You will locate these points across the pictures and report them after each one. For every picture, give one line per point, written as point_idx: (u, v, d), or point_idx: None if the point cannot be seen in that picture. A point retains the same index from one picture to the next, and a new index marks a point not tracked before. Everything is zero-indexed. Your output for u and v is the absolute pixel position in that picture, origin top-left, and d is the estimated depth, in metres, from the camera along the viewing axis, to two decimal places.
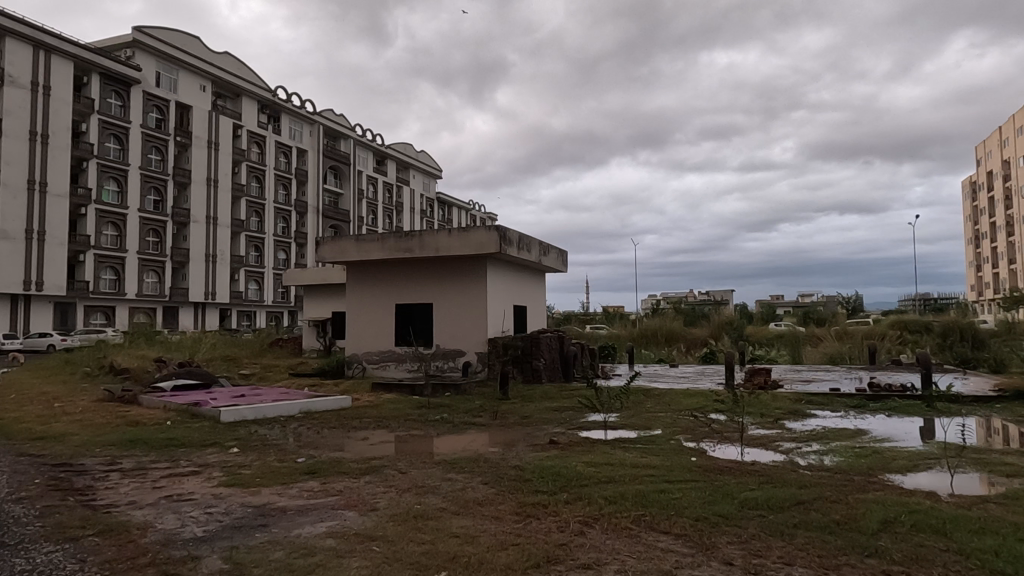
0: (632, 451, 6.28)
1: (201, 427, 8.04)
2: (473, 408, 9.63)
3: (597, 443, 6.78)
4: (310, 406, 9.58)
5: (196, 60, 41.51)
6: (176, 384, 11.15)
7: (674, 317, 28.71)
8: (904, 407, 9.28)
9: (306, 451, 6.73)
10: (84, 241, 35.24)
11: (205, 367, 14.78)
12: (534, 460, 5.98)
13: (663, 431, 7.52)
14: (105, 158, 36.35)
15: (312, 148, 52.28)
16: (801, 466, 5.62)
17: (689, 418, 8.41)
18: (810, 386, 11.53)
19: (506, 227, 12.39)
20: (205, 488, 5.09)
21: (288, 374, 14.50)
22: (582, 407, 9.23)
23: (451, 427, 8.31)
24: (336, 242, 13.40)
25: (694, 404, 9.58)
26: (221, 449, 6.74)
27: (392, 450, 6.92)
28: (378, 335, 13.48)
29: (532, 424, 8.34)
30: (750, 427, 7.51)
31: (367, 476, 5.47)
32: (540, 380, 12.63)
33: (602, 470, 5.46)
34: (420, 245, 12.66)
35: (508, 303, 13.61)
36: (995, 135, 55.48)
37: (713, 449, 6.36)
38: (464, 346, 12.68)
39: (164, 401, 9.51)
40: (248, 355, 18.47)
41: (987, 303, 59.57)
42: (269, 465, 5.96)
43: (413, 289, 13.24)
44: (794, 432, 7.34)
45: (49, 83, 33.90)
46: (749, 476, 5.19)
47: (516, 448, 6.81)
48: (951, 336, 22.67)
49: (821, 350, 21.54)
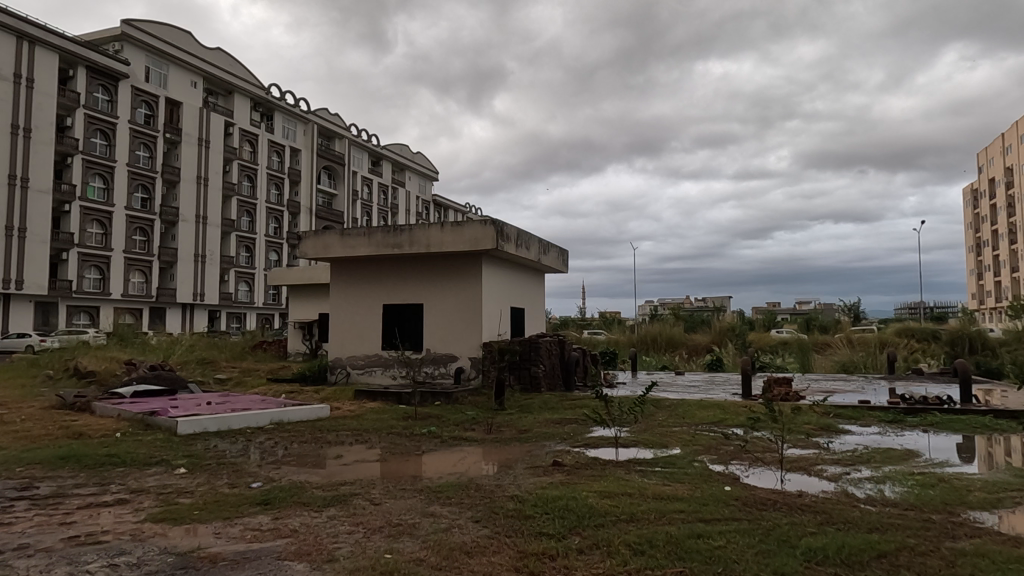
0: (652, 478, 5.29)
1: (151, 441, 7.00)
2: (465, 420, 8.62)
3: (609, 465, 5.81)
4: (282, 417, 8.53)
5: (187, 55, 40.52)
6: (137, 390, 10.12)
7: (674, 323, 27.85)
8: (945, 422, 8.33)
9: (268, 473, 5.71)
10: (67, 238, 34.12)
11: (178, 371, 13.70)
12: (534, 488, 4.99)
13: (683, 451, 6.55)
14: (91, 153, 35.25)
15: (305, 147, 51.23)
16: (859, 499, 4.64)
17: (710, 434, 7.46)
18: (833, 398, 10.53)
19: (504, 221, 11.40)
20: (124, 526, 4.08)
21: (266, 379, 13.46)
22: (587, 420, 8.26)
23: (441, 442, 7.32)
24: (319, 236, 12.34)
25: (710, 417, 8.64)
26: (168, 469, 5.71)
27: (368, 471, 5.92)
28: (364, 339, 12.47)
29: (532, 440, 7.35)
30: (784, 446, 6.56)
31: (331, 508, 4.47)
32: (539, 388, 11.55)
33: (619, 502, 4.49)
34: (409, 240, 11.68)
35: (505, 306, 12.61)
36: (997, 142, 54.88)
37: (747, 477, 5.41)
38: (456, 350, 11.70)
39: (117, 409, 8.49)
40: (228, 358, 17.38)
41: (990, 313, 58.57)
42: (215, 492, 4.93)
43: (402, 288, 12.25)
44: (833, 452, 6.39)
45: (32, 75, 32.83)
46: (802, 513, 4.22)
47: (513, 471, 5.82)
48: (964, 345, 21.76)
49: (830, 358, 20.61)
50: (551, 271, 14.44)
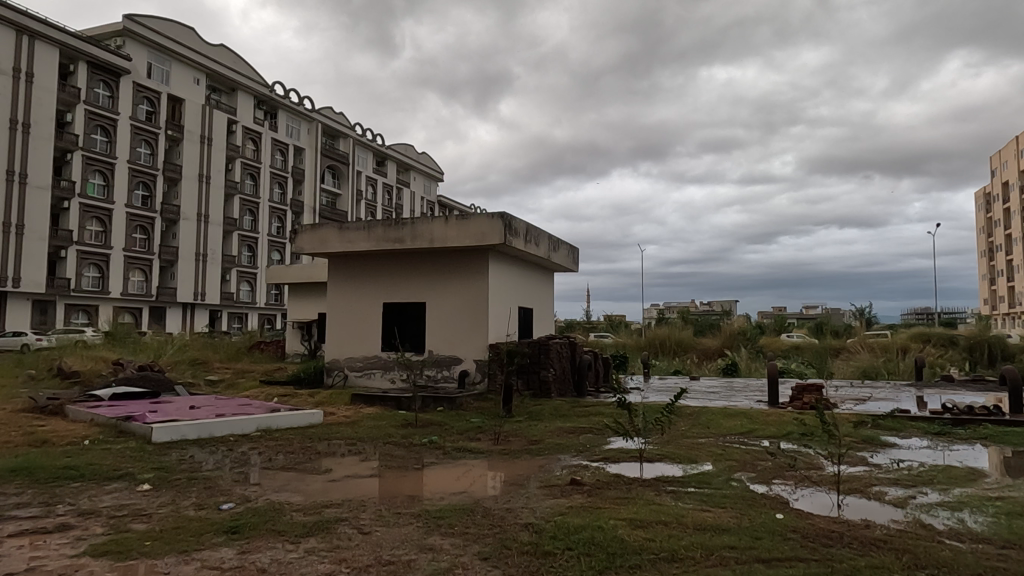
0: (690, 502, 4.57)
1: (120, 450, 6.28)
2: (471, 428, 7.90)
3: (635, 485, 5.06)
4: (270, 423, 7.83)
5: (189, 51, 39.96)
6: (117, 392, 9.42)
7: (684, 326, 27.09)
8: (1000, 434, 7.57)
9: (246, 491, 4.98)
10: (65, 236, 33.49)
11: (168, 372, 13.02)
12: (552, 513, 4.26)
13: (716, 467, 5.81)
14: (91, 149, 34.66)
15: (309, 146, 50.69)
16: (944, 534, 3.88)
17: (745, 447, 6.74)
18: (869, 406, 9.77)
19: (512, 215, 10.67)
20: (54, 562, 3.36)
21: (260, 381, 12.77)
22: (606, 430, 7.55)
23: (443, 454, 6.59)
24: (317, 229, 11.65)
25: (738, 428, 7.93)
26: (132, 485, 5.00)
27: (360, 489, 5.19)
28: (362, 339, 11.77)
29: (544, 453, 6.61)
30: (832, 464, 5.82)
31: (312, 539, 3.74)
32: (549, 394, 10.77)
33: (654, 535, 3.75)
34: (412, 234, 10.96)
35: (512, 305, 11.88)
36: (1012, 145, 53.73)
37: (796, 501, 4.68)
38: (460, 353, 10.98)
39: (91, 413, 7.78)
40: (223, 358, 16.71)
41: (1006, 319, 57.29)
42: (176, 515, 4.18)
43: (404, 286, 11.53)
44: (887, 470, 5.65)
45: (31, 69, 32.26)
46: (884, 555, 3.46)
47: (525, 490, 5.09)
48: (983, 352, 20.95)
49: (849, 363, 19.80)
50: (561, 269, 13.69)
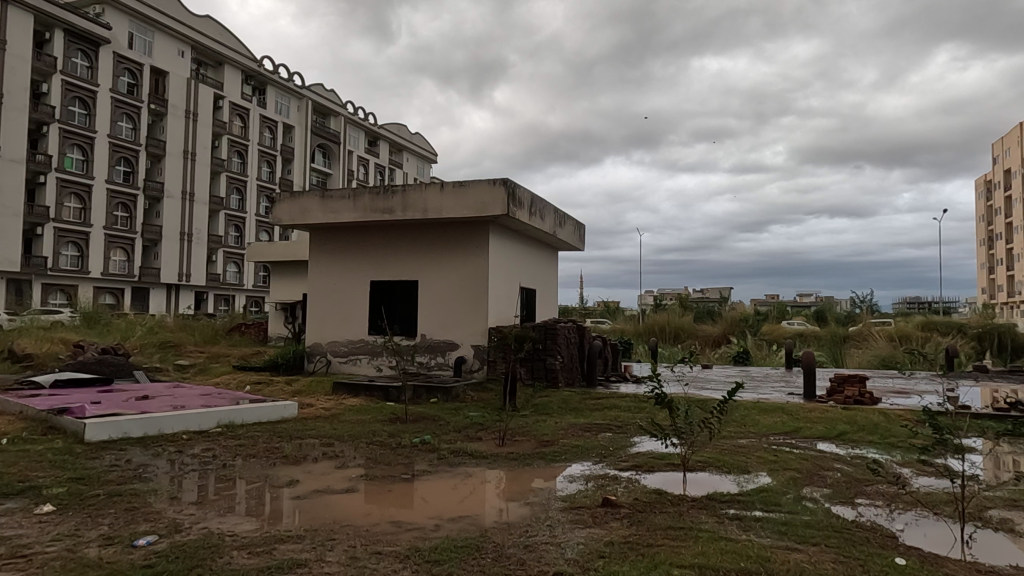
0: (772, 538, 3.45)
1: (38, 454, 5.07)
2: (469, 425, 6.77)
3: (685, 507, 3.94)
4: (236, 416, 6.68)
5: (172, 22, 38.23)
6: (62, 379, 8.22)
7: (685, 312, 26.03)
8: None
9: (178, 516, 3.77)
10: (43, 213, 31.98)
11: (133, 356, 11.83)
12: (589, 557, 3.08)
13: (779, 482, 4.65)
14: (69, 122, 33.06)
15: (299, 124, 49.08)
16: None
17: (797, 452, 5.70)
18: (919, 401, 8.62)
19: (516, 183, 9.44)
20: None
21: (233, 366, 11.57)
22: (631, 429, 6.45)
23: (438, 459, 5.41)
24: (297, 199, 10.42)
25: (779, 426, 6.86)
26: (35, 506, 3.81)
27: (332, 510, 4.02)
28: (346, 321, 10.59)
29: (560, 459, 5.44)
30: (918, 479, 4.71)
31: None
32: (556, 383, 9.61)
33: None
34: (402, 204, 9.70)
35: (516, 285, 10.73)
36: (1015, 133, 52.28)
37: (902, 531, 3.59)
38: (457, 337, 9.83)
39: (21, 404, 6.57)
40: (197, 341, 15.47)
41: (1007, 308, 56.26)
42: (66, 559, 3.00)
43: (394, 263, 10.35)
44: (990, 485, 4.54)
45: (4, 37, 30.48)
46: None
47: (545, 513, 3.94)
48: (993, 341, 19.99)
49: (863, 351, 18.70)
50: (565, 246, 12.47)
